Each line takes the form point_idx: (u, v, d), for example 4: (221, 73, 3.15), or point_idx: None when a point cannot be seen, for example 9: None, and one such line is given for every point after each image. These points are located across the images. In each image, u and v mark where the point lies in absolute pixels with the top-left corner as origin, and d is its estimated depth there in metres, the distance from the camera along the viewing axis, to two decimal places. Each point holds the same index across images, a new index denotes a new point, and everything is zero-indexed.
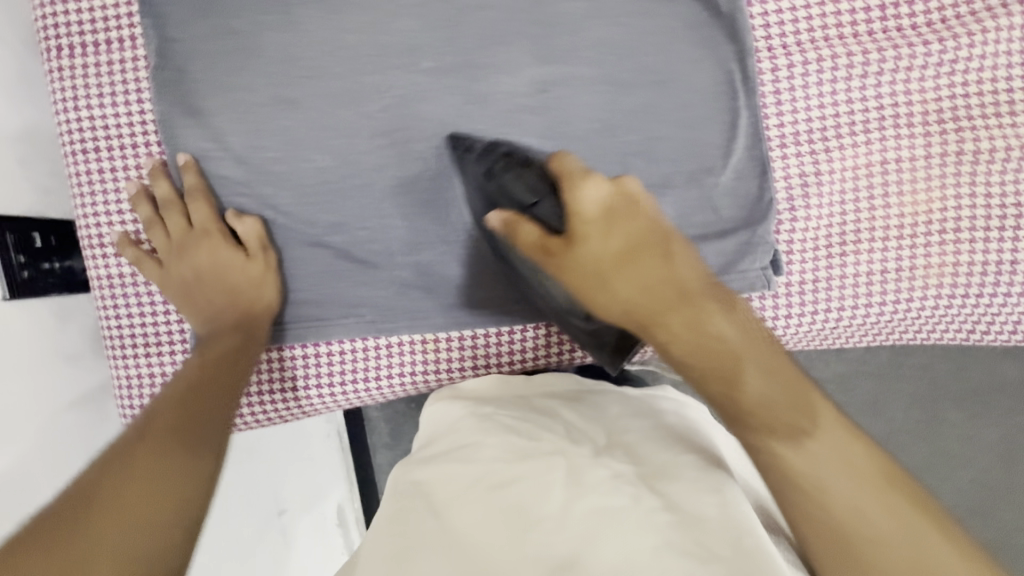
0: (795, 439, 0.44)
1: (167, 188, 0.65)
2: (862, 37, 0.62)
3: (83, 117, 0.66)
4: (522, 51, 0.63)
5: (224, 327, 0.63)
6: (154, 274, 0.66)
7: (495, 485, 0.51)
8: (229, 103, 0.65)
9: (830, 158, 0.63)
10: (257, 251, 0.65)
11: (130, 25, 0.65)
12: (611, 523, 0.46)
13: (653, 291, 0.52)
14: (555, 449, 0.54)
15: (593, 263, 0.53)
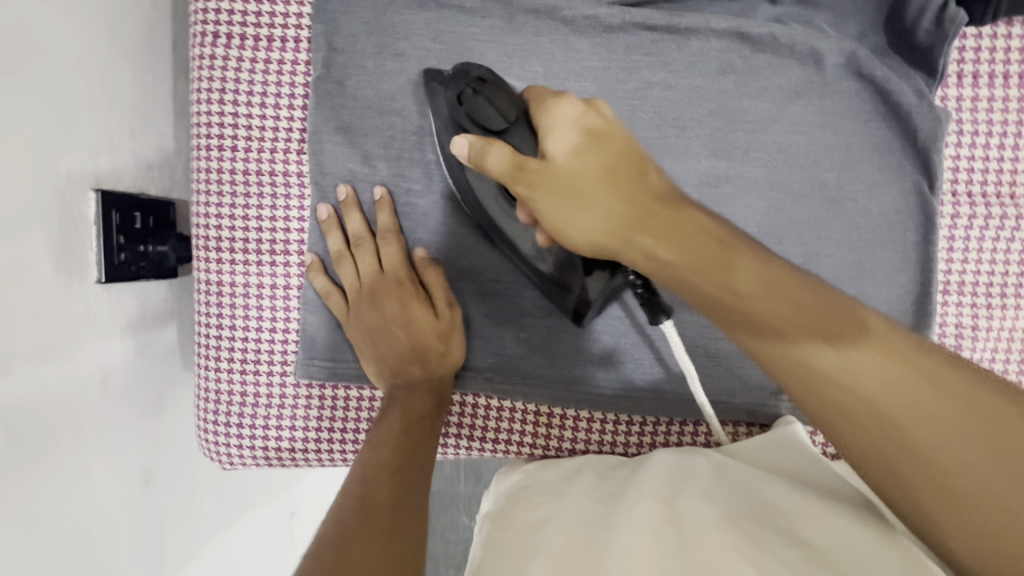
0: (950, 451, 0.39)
1: (361, 225, 0.62)
2: (1020, 200, 0.58)
3: (225, 111, 0.61)
4: (698, 139, 0.60)
5: (415, 387, 0.61)
6: (338, 312, 0.63)
7: (597, 537, 0.48)
8: (383, 127, 0.61)
9: (990, 317, 0.59)
10: (446, 308, 0.62)
11: (296, 27, 0.61)
12: (733, 549, 0.43)
13: (810, 324, 0.44)
14: (656, 495, 0.52)
15: (799, 310, 0.44)
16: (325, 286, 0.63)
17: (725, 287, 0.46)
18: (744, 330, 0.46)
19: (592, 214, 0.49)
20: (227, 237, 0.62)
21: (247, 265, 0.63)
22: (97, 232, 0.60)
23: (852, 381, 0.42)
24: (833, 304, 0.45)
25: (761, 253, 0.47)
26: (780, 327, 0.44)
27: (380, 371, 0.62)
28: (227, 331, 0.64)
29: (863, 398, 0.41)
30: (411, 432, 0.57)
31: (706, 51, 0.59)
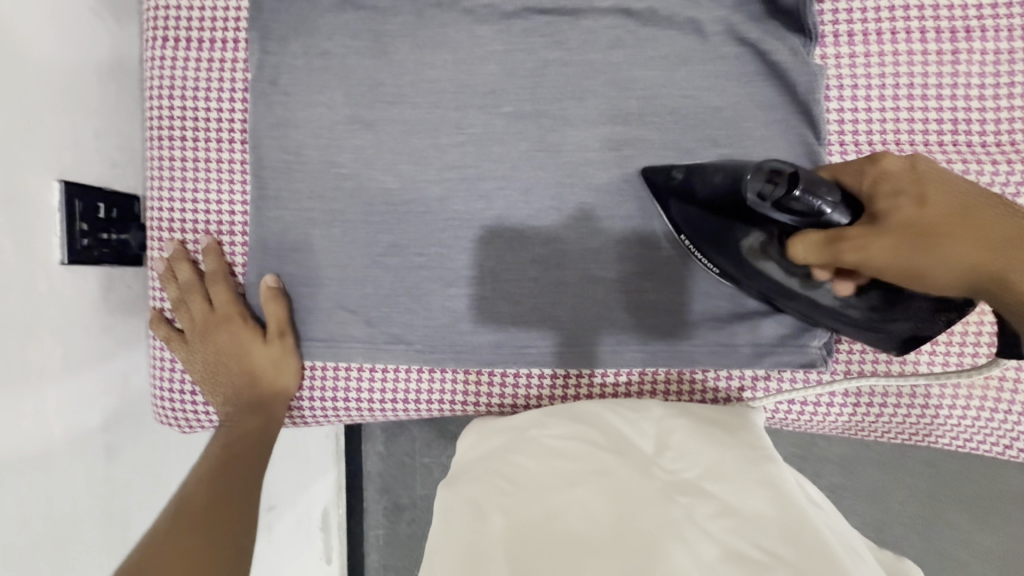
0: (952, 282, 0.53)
1: (216, 267, 0.69)
2: (902, 147, 0.62)
3: (174, 106, 0.68)
4: (596, 109, 0.66)
5: (252, 393, 0.69)
6: (180, 350, 0.70)
7: (548, 501, 0.53)
8: (313, 118, 0.68)
9: None
10: (276, 335, 0.68)
11: (235, 29, 0.68)
12: (681, 534, 0.48)
13: (948, 223, 0.53)
14: (600, 466, 0.56)
15: (947, 205, 0.53)
16: (166, 333, 0.69)
17: (919, 271, 0.53)
18: (918, 223, 0.53)
19: (881, 262, 0.53)
20: (178, 219, 0.70)
21: (195, 244, 0.70)
22: (61, 218, 0.67)
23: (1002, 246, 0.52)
24: (962, 256, 0.52)
25: (930, 170, 0.55)
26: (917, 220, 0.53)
27: (219, 383, 0.70)
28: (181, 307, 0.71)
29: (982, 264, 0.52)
30: (233, 450, 0.66)
31: (597, 29, 0.65)
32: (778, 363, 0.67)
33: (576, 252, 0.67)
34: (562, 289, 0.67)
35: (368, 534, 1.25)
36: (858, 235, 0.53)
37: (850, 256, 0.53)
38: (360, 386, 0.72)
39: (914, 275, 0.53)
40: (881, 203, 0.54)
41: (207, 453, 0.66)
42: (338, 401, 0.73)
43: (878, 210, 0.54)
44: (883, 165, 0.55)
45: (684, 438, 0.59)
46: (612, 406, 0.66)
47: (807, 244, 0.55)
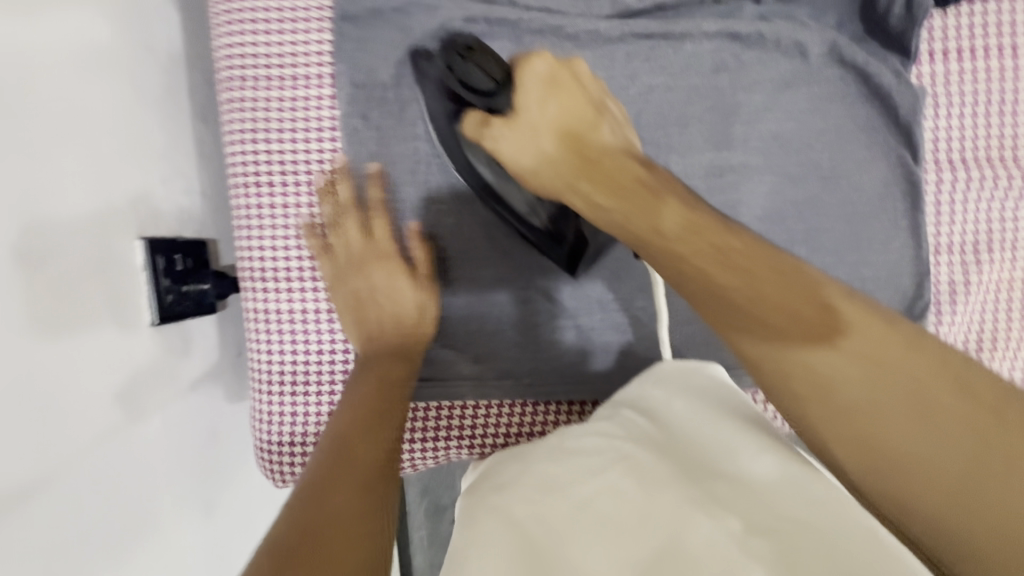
0: (831, 372, 0.40)
1: (350, 191, 0.65)
2: (994, 162, 0.65)
3: (259, 150, 0.64)
4: (700, 135, 0.65)
5: (385, 360, 0.62)
6: (326, 273, 0.65)
7: (580, 507, 0.42)
8: (409, 152, 0.65)
9: (979, 269, 0.65)
10: (424, 274, 0.65)
11: (319, 64, 0.63)
12: (691, 514, 0.39)
13: (579, 156, 0.54)
14: (624, 459, 0.46)
15: (622, 173, 0.51)
16: (316, 247, 0.65)
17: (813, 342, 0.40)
18: (735, 322, 0.43)
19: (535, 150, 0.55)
20: (271, 269, 0.66)
21: (291, 293, 0.67)
22: (146, 277, 0.64)
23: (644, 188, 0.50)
24: (897, 370, 0.39)
25: (755, 244, 0.45)
26: (755, 347, 0.43)
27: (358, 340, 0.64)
28: (279, 359, 0.67)
29: (827, 387, 0.40)
30: (387, 393, 0.59)
31: (700, 53, 0.64)
32: None
33: None
34: (670, 314, 0.68)
35: (412, 535, 1.20)
36: (502, 126, 0.56)
37: (491, 143, 0.57)
38: (466, 424, 0.68)
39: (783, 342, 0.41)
40: (530, 103, 0.56)
41: (355, 398, 0.59)
42: (438, 441, 0.69)
43: (516, 107, 0.56)
44: (552, 75, 0.56)
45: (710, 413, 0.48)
46: (634, 398, 0.56)
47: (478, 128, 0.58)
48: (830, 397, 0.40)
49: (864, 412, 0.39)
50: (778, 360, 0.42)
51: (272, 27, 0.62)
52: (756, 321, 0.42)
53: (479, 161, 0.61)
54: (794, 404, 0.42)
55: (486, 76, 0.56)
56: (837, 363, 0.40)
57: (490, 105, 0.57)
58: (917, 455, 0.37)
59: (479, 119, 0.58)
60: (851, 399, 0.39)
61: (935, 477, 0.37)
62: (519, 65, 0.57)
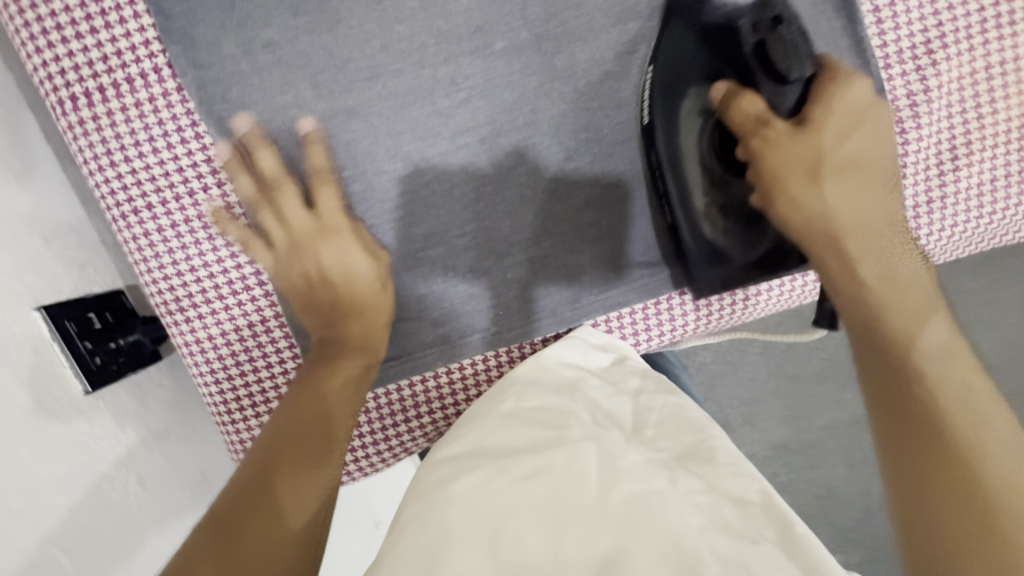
0: (930, 339, 0.50)
1: (276, 163, 0.57)
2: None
3: (123, 172, 0.57)
4: (597, 11, 0.57)
5: (337, 351, 0.58)
6: (257, 254, 0.58)
7: (522, 471, 0.47)
8: (286, 124, 0.57)
9: (936, 71, 0.59)
10: (373, 254, 0.59)
11: (150, 56, 0.55)
12: (649, 504, 0.43)
13: (857, 121, 0.56)
14: (581, 430, 0.50)
15: (808, 158, 0.55)
16: (239, 232, 0.58)
17: (918, 309, 0.52)
18: (839, 245, 0.55)
19: (800, 189, 0.56)
20: (184, 296, 0.60)
21: (215, 314, 0.61)
22: (60, 346, 0.59)
23: (846, 147, 0.56)
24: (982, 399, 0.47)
25: (891, 198, 0.57)
26: (871, 282, 0.54)
27: (314, 326, 0.59)
28: (230, 385, 0.63)
29: (906, 351, 0.50)
30: (331, 394, 0.55)
31: None
32: None
33: (627, 176, 0.61)
34: (624, 218, 0.62)
35: None
36: (756, 108, 0.54)
37: (738, 120, 0.54)
38: (447, 392, 0.66)
39: (837, 244, 0.55)
40: (826, 122, 0.55)
41: (297, 386, 0.56)
42: (422, 416, 0.66)
43: (809, 117, 0.55)
44: (864, 107, 0.56)
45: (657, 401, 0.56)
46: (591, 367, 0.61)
47: (736, 103, 0.54)
48: (888, 355, 0.50)
49: (927, 377, 0.48)
50: (855, 287, 0.54)
51: (81, 29, 0.54)
52: (837, 225, 0.56)
53: (686, 101, 0.56)
54: (877, 341, 0.52)
55: (776, 41, 0.52)
56: (908, 304, 0.52)
57: (772, 92, 0.54)
58: (1004, 477, 0.42)
59: (733, 90, 0.54)
60: (932, 368, 0.49)
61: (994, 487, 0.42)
62: (832, 69, 0.55)
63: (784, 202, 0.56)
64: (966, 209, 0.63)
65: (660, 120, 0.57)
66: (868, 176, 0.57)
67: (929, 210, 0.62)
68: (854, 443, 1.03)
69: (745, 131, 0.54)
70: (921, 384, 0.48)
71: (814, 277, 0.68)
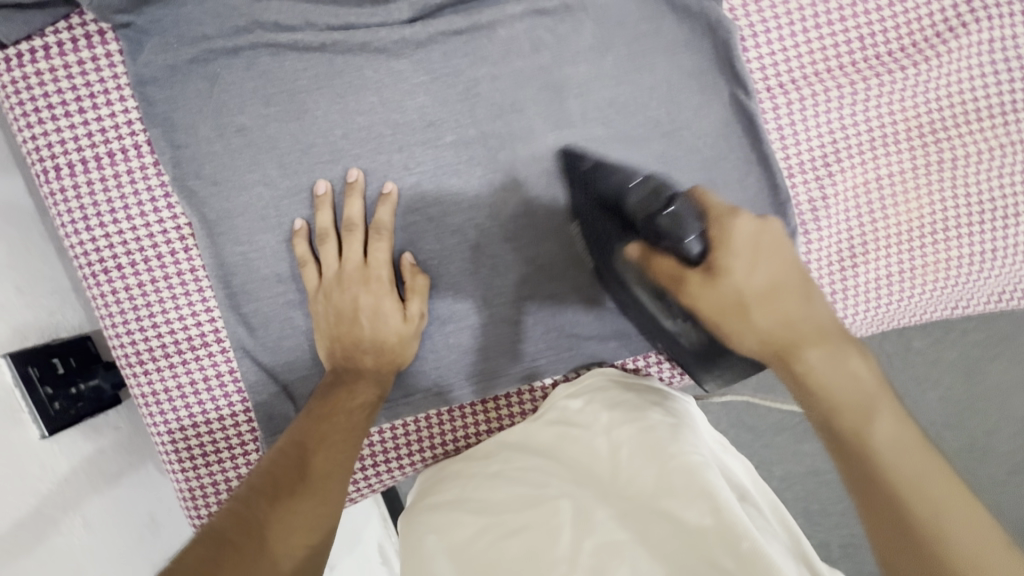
0: (886, 447, 0.48)
1: (360, 211, 0.64)
2: (834, 73, 0.66)
3: (97, 235, 0.63)
4: (538, 117, 0.65)
5: (353, 378, 0.62)
6: (309, 279, 0.64)
7: (509, 528, 0.57)
8: (252, 200, 0.63)
9: (832, 180, 0.67)
10: (416, 314, 0.64)
11: (131, 133, 0.62)
12: (621, 551, 0.51)
13: (780, 282, 0.57)
14: (561, 490, 0.58)
15: (777, 290, 0.57)
16: (304, 254, 0.64)
17: (860, 430, 0.50)
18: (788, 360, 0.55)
19: (749, 330, 0.57)
20: (145, 349, 0.66)
21: (173, 367, 0.66)
22: (22, 392, 0.63)
23: (756, 280, 0.57)
24: (914, 462, 0.47)
25: (827, 326, 0.56)
26: (768, 332, 0.56)
27: (329, 357, 0.64)
28: (183, 435, 0.67)
29: (862, 434, 0.50)
30: (338, 414, 0.59)
31: (516, 35, 0.63)
32: None
33: (563, 257, 0.68)
34: (558, 295, 0.69)
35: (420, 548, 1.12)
36: (698, 280, 0.57)
37: (677, 300, 0.58)
38: (389, 447, 0.73)
39: (781, 356, 0.55)
40: (732, 267, 0.56)
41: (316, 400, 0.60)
42: (368, 470, 0.73)
43: (716, 265, 0.57)
44: (758, 239, 0.57)
45: (627, 431, 0.61)
46: (568, 416, 0.66)
47: (651, 261, 0.59)
48: (848, 441, 0.50)
49: (899, 487, 0.46)
50: (817, 387, 0.53)
51: (70, 108, 0.61)
52: (790, 352, 0.55)
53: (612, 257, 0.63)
54: (812, 416, 0.54)
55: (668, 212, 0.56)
56: (851, 386, 0.52)
57: (677, 253, 0.57)
58: (943, 531, 0.43)
59: (644, 252, 0.59)
60: (878, 435, 0.49)
61: (908, 512, 0.45)
62: (710, 206, 0.57)
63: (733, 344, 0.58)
64: (872, 298, 0.69)
65: (602, 265, 0.64)
66: (798, 297, 0.57)
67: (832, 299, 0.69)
68: (804, 495, 1.07)
69: (676, 275, 0.57)
70: (875, 468, 0.48)
71: None
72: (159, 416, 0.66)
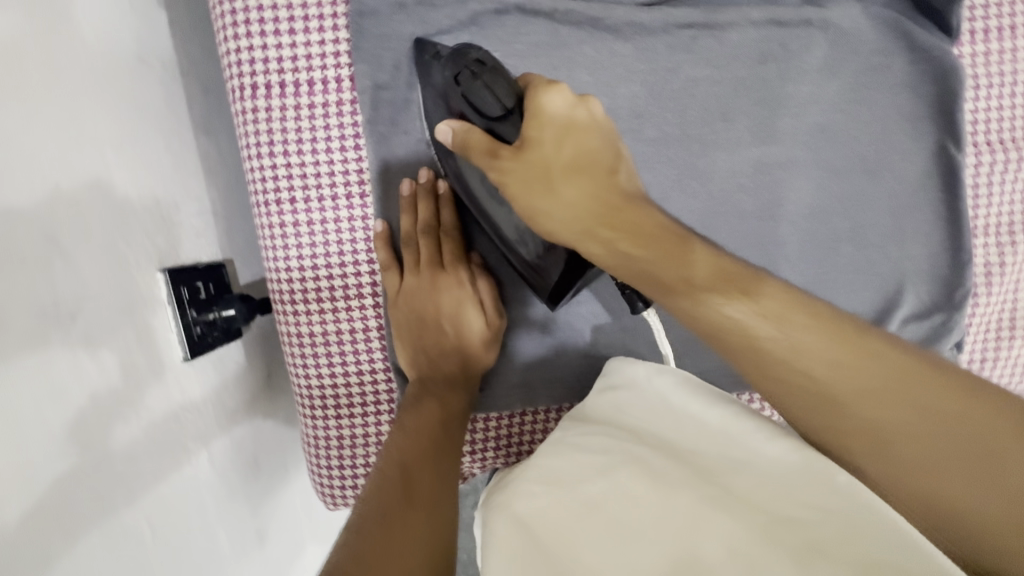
0: (801, 357, 0.42)
1: (433, 211, 0.60)
2: None
3: (278, 164, 0.60)
4: (745, 129, 0.63)
5: (438, 382, 0.58)
6: (390, 285, 0.61)
7: (586, 499, 0.45)
8: (440, 158, 0.61)
9: (1013, 250, 0.67)
10: (495, 316, 0.61)
11: (336, 66, 0.59)
12: (713, 509, 0.40)
13: (591, 160, 0.48)
14: (629, 451, 0.48)
15: (560, 155, 0.48)
16: (387, 259, 0.61)
17: (748, 335, 0.43)
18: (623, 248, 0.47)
19: (563, 205, 0.48)
20: (301, 290, 0.62)
21: (324, 314, 0.62)
22: (172, 311, 0.61)
23: (565, 151, 0.48)
24: (865, 355, 0.42)
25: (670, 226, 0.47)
26: (576, 204, 0.48)
27: (413, 367, 0.60)
28: (319, 382, 0.64)
29: (749, 332, 0.43)
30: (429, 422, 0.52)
31: (744, 42, 0.62)
32: None
33: None
34: None
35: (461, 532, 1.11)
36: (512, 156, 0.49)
37: (498, 175, 0.50)
38: (531, 433, 0.67)
39: (589, 231, 0.48)
40: (544, 134, 0.48)
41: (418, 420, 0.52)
42: (500, 453, 0.68)
43: (525, 138, 0.48)
44: (571, 112, 0.49)
45: (674, 380, 0.54)
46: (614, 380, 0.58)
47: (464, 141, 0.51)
48: (781, 383, 0.43)
49: (850, 408, 0.42)
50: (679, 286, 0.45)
51: (281, 27, 0.58)
52: (625, 245, 0.47)
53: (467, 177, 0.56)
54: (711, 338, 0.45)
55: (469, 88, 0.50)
56: (672, 269, 0.45)
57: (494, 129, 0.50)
58: (902, 432, 0.41)
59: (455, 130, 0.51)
60: (815, 368, 0.42)
61: (868, 421, 0.41)
62: (533, 83, 0.50)
63: (544, 221, 0.49)
64: (1015, 374, 0.70)
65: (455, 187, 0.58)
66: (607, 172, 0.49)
67: (980, 366, 0.69)
68: None
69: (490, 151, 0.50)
70: (811, 389, 0.43)
71: None
72: (302, 360, 0.63)
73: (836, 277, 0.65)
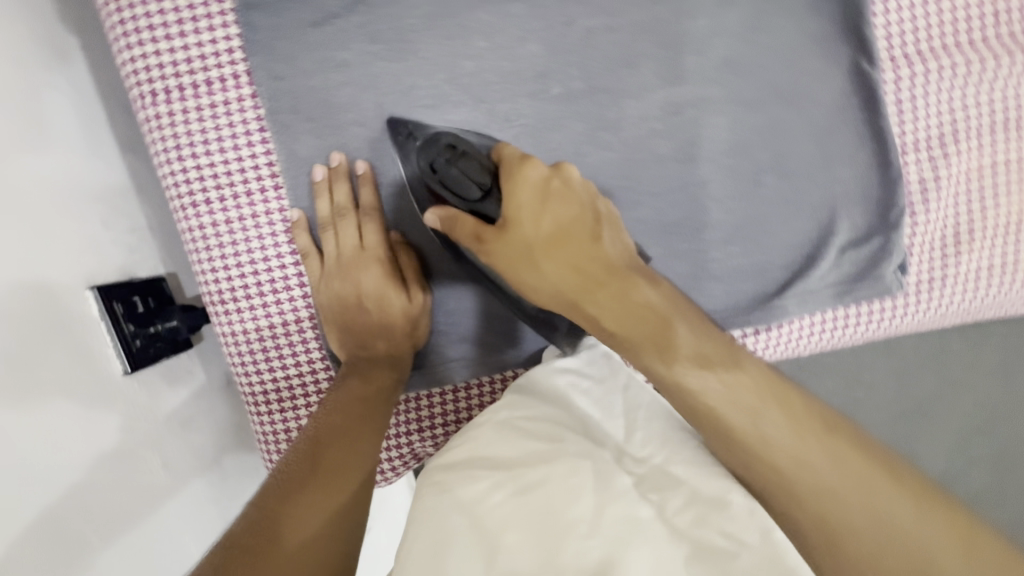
0: (721, 403, 0.47)
1: (347, 194, 0.60)
2: (959, 48, 0.64)
3: (188, 166, 0.60)
4: (650, 73, 0.62)
5: (367, 365, 0.59)
6: (313, 271, 0.62)
7: (524, 483, 0.45)
8: (347, 141, 0.61)
9: (947, 161, 0.65)
10: (418, 291, 0.61)
11: (232, 62, 0.59)
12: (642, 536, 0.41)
13: (570, 230, 0.52)
14: (582, 447, 0.47)
15: (543, 230, 0.52)
16: (307, 245, 0.61)
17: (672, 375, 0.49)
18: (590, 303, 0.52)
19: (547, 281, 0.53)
20: (228, 288, 0.62)
21: (255, 308, 0.63)
22: (107, 327, 0.62)
23: (543, 226, 0.52)
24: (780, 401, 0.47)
25: (671, 296, 0.51)
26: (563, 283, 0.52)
27: (343, 349, 0.61)
28: (260, 379, 0.64)
29: (711, 408, 0.47)
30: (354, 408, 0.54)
31: None
32: (857, 298, 0.66)
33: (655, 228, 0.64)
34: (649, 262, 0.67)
35: None
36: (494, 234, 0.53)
37: (484, 254, 0.54)
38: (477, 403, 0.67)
39: (572, 302, 0.53)
40: (523, 212, 0.52)
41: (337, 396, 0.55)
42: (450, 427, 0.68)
43: (506, 217, 0.53)
44: (546, 182, 0.53)
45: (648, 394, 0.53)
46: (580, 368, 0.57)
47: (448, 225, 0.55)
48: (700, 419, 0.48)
49: (772, 450, 0.45)
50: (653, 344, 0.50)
51: (171, 30, 0.58)
52: (585, 300, 0.52)
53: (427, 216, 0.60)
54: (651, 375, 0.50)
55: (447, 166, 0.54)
56: (647, 335, 0.50)
57: (477, 211, 0.55)
58: (822, 476, 0.43)
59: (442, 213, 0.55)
60: (727, 416, 0.46)
61: (783, 466, 0.44)
62: (507, 157, 0.54)
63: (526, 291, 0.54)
64: (967, 290, 0.68)
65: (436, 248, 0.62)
66: (587, 242, 0.53)
67: (926, 286, 0.68)
68: None
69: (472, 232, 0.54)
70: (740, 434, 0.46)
71: (829, 317, 0.68)
72: (241, 356, 0.64)
73: (761, 212, 0.65)
